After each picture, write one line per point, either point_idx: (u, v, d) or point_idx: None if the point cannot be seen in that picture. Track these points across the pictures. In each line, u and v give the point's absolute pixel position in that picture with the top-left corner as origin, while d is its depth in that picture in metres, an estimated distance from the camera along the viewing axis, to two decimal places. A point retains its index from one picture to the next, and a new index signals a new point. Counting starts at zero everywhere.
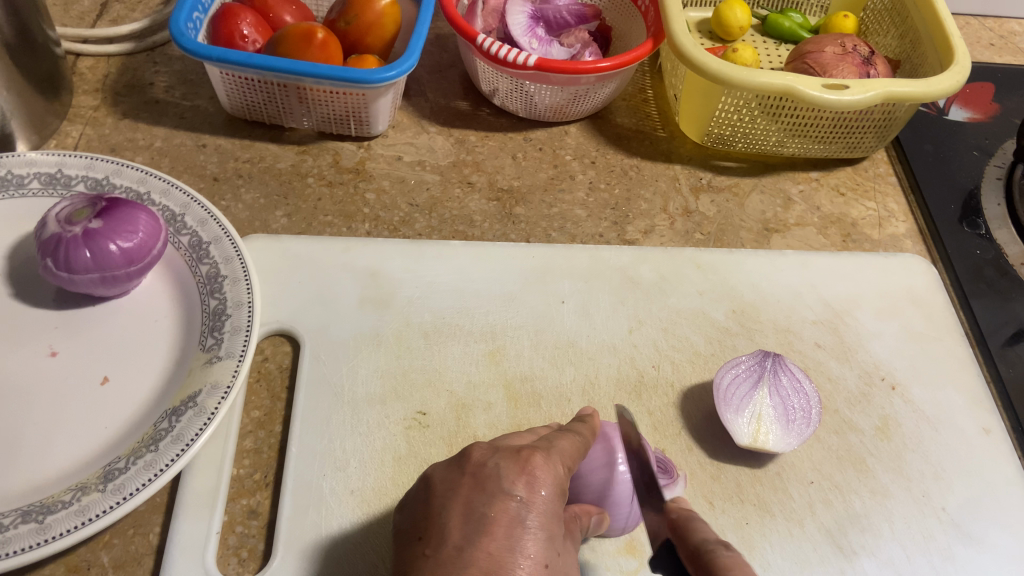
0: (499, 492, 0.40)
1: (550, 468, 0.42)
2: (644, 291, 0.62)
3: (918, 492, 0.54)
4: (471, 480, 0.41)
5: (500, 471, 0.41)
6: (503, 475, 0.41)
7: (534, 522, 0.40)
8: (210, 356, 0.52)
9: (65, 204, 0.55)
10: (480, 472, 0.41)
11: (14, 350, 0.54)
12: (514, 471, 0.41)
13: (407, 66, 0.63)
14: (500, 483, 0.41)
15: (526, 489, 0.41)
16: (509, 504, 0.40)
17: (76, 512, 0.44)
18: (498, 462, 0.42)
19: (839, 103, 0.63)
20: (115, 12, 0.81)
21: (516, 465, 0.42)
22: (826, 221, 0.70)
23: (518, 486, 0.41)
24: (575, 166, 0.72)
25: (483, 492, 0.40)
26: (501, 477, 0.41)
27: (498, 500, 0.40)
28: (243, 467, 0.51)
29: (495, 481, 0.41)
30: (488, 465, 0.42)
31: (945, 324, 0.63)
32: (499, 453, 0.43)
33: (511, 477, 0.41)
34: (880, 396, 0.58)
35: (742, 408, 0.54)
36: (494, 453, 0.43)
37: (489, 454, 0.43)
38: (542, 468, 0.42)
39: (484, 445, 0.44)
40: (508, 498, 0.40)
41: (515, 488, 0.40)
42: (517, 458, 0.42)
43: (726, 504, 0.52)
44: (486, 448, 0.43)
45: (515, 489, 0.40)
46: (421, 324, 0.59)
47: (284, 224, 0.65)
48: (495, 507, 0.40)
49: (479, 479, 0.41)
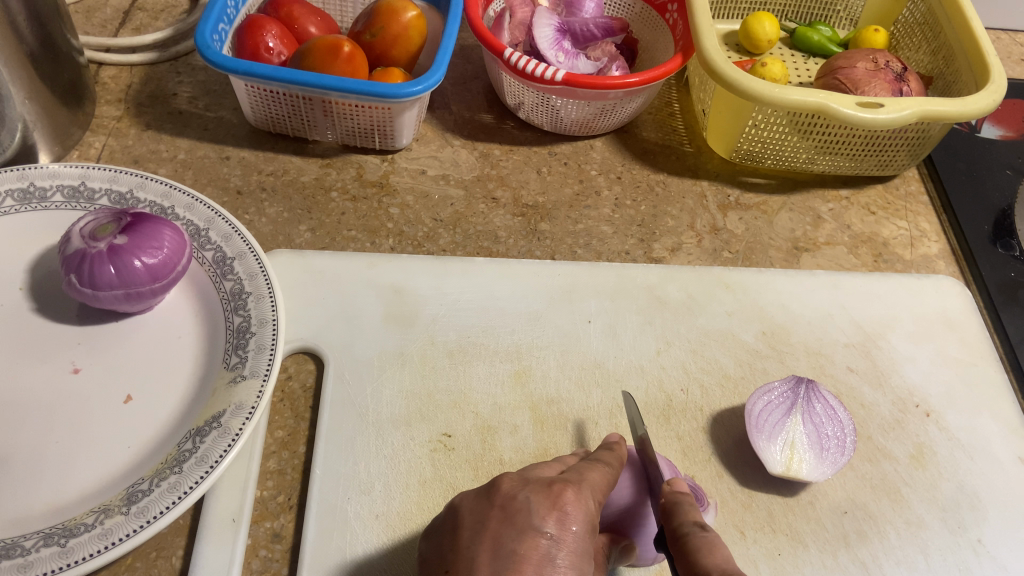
0: (529, 528, 0.39)
1: (581, 503, 0.42)
2: (672, 311, 0.61)
3: (955, 523, 0.53)
4: (500, 513, 0.40)
5: (531, 505, 0.41)
6: (533, 510, 0.40)
7: (564, 561, 0.39)
8: (234, 375, 0.51)
9: (90, 219, 0.54)
10: (510, 505, 0.41)
11: (37, 367, 0.53)
12: (545, 505, 0.41)
13: (433, 81, 0.63)
14: (530, 518, 0.40)
15: (557, 525, 0.40)
16: (540, 541, 0.39)
17: (99, 535, 0.43)
18: (528, 496, 0.41)
19: (873, 122, 0.62)
20: (138, 21, 0.80)
21: (546, 500, 0.41)
22: (857, 240, 0.69)
23: (549, 522, 0.40)
24: (600, 182, 0.72)
25: (512, 526, 0.39)
26: (532, 512, 0.40)
27: (528, 536, 0.39)
28: (267, 489, 0.51)
29: (525, 516, 0.40)
30: (518, 499, 0.41)
31: (978, 349, 0.62)
32: (529, 486, 0.42)
33: (542, 513, 0.40)
34: (914, 423, 0.57)
35: (774, 436, 0.53)
36: (524, 486, 0.42)
37: (518, 487, 0.42)
38: (574, 503, 0.41)
39: (513, 477, 0.43)
40: (538, 535, 0.39)
41: (546, 525, 0.40)
42: (547, 492, 0.41)
43: (758, 534, 0.51)
44: (515, 480, 0.43)
45: (546, 525, 0.40)
46: (446, 343, 0.58)
47: (307, 239, 0.64)
48: (526, 544, 0.39)
49: (508, 512, 0.40)
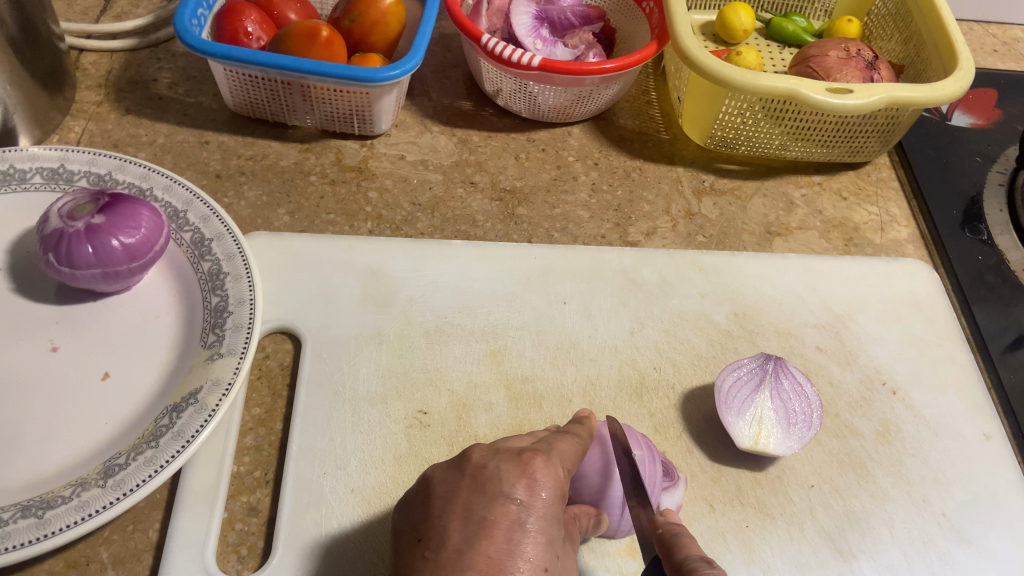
0: (499, 495, 0.40)
1: (551, 471, 0.42)
2: (646, 294, 0.62)
3: (919, 496, 0.54)
4: (470, 481, 0.41)
5: (500, 473, 0.41)
6: (503, 477, 0.41)
7: (534, 526, 0.40)
8: (211, 353, 0.52)
9: (68, 198, 0.55)
10: (480, 474, 0.41)
11: (15, 345, 0.54)
12: (514, 473, 0.41)
13: (411, 65, 0.63)
14: (501, 485, 0.41)
15: (527, 492, 0.41)
16: (510, 508, 0.40)
17: (76, 507, 0.44)
18: (498, 464, 0.42)
19: (843, 107, 0.63)
20: (119, 9, 0.81)
21: (517, 467, 0.42)
22: (829, 225, 0.70)
23: (518, 488, 0.41)
24: (577, 167, 0.72)
25: (483, 494, 0.40)
26: (502, 479, 0.41)
27: (499, 502, 0.40)
28: (243, 464, 0.51)
29: (495, 483, 0.41)
30: (489, 468, 0.42)
31: (945, 329, 0.63)
32: (500, 456, 0.42)
33: (511, 480, 0.41)
34: (881, 401, 0.58)
35: (743, 411, 0.54)
36: (495, 455, 0.42)
37: (489, 456, 0.43)
38: (543, 471, 0.42)
39: (484, 447, 0.44)
40: (508, 502, 0.40)
41: (516, 491, 0.40)
42: (517, 461, 0.42)
43: (727, 507, 0.52)
44: (486, 450, 0.43)
45: (516, 492, 0.40)
46: (423, 323, 0.59)
47: (286, 222, 0.65)
48: (496, 510, 0.40)
49: (479, 480, 0.41)
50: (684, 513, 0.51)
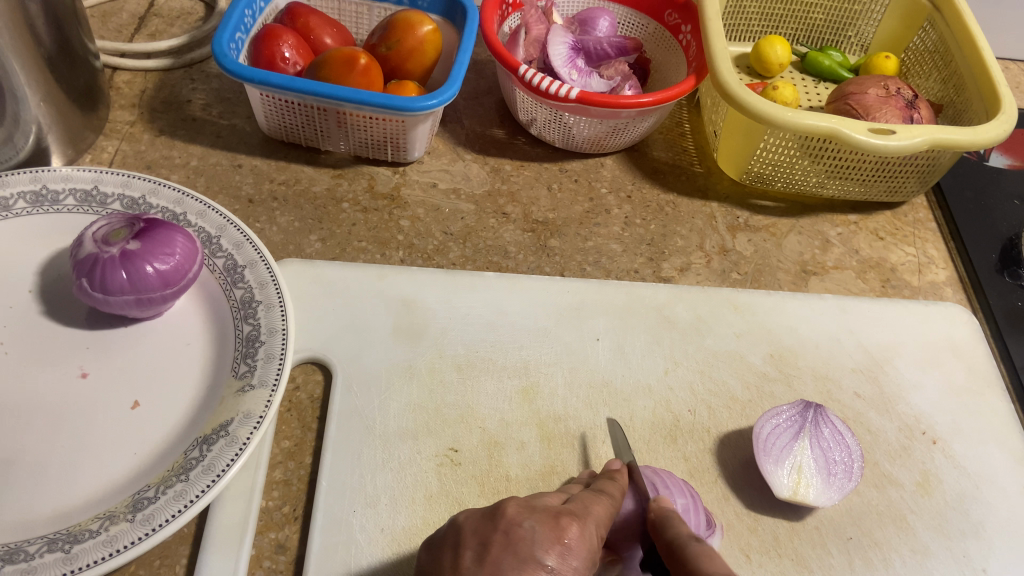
0: (531, 559, 0.39)
1: (585, 539, 0.41)
2: (680, 332, 0.61)
3: (960, 552, 0.53)
4: (503, 538, 0.40)
5: (534, 534, 0.40)
6: (537, 540, 0.40)
7: None
8: (243, 384, 0.51)
9: (103, 223, 0.55)
10: (513, 531, 0.40)
11: (45, 369, 0.53)
12: (549, 537, 0.40)
13: (448, 95, 0.63)
14: (533, 549, 0.39)
15: (558, 559, 0.40)
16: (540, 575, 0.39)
17: (104, 542, 0.43)
18: (533, 524, 0.41)
19: (885, 148, 0.62)
20: (153, 27, 0.81)
21: (551, 532, 0.41)
22: (865, 265, 0.69)
23: (550, 555, 0.39)
24: (610, 200, 0.72)
25: (514, 555, 0.39)
26: (536, 542, 0.40)
27: (530, 567, 0.39)
28: (272, 499, 0.51)
29: (528, 545, 0.40)
30: (523, 526, 0.41)
31: (986, 377, 0.62)
32: (536, 515, 0.41)
33: (545, 545, 0.40)
34: (920, 450, 0.57)
35: (781, 460, 0.53)
36: (530, 514, 0.41)
37: (525, 513, 0.42)
38: (577, 539, 0.41)
39: (519, 502, 0.43)
40: (539, 568, 0.39)
41: (547, 558, 0.39)
42: (553, 523, 0.41)
43: (763, 558, 0.50)
44: (522, 505, 0.42)
45: (548, 558, 0.39)
46: (454, 357, 0.58)
47: (317, 249, 0.64)
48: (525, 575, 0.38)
49: (512, 538, 0.40)
50: None
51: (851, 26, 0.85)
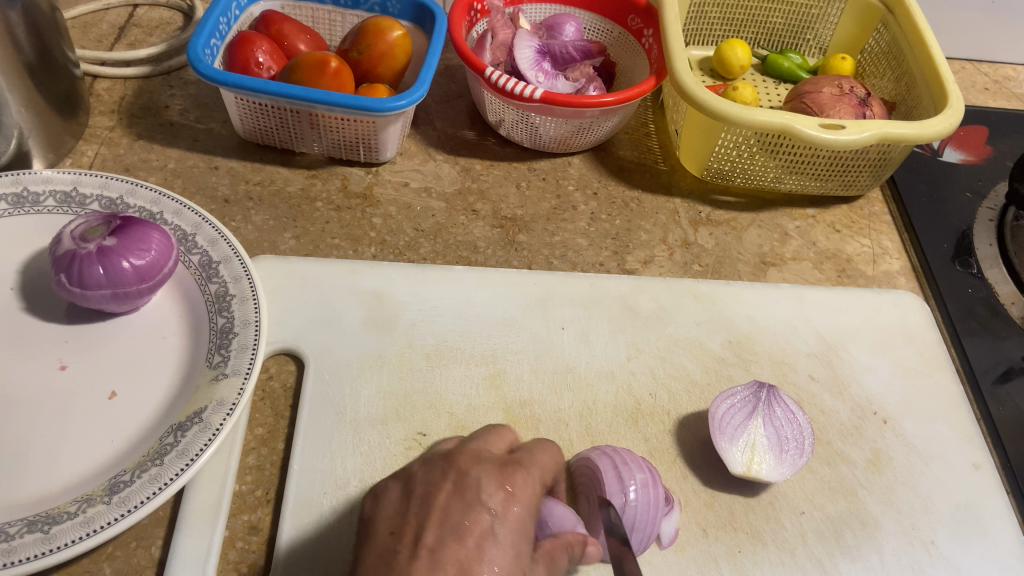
0: (475, 503, 0.44)
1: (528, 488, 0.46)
2: (643, 320, 0.63)
3: (909, 524, 0.55)
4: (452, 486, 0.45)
5: (480, 482, 0.45)
6: (482, 486, 0.45)
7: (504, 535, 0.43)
8: (217, 373, 0.53)
9: (80, 222, 0.56)
10: (461, 480, 0.46)
11: (25, 363, 0.55)
12: (494, 483, 0.45)
13: (416, 96, 0.65)
14: (479, 494, 0.45)
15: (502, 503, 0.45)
16: (484, 516, 0.44)
17: (82, 523, 0.45)
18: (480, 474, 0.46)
19: (835, 142, 0.65)
20: (132, 36, 0.83)
21: (497, 478, 0.46)
22: (822, 256, 0.72)
23: (494, 499, 0.45)
24: (577, 197, 0.74)
25: (461, 500, 0.44)
26: (480, 488, 0.45)
27: (474, 510, 0.44)
28: (245, 484, 0.52)
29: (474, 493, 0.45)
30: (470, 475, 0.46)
31: (936, 360, 0.64)
32: (483, 465, 0.47)
33: (490, 490, 0.45)
34: (872, 430, 0.59)
35: (736, 437, 0.55)
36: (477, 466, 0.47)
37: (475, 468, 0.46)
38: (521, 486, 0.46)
39: (467, 456, 0.48)
40: (483, 511, 0.44)
41: (491, 501, 0.44)
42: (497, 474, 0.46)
43: (720, 532, 0.53)
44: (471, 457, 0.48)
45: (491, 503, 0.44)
46: (424, 347, 0.60)
47: (291, 246, 0.66)
48: (471, 518, 0.44)
49: (460, 487, 0.45)
50: (678, 539, 0.52)
51: (809, 30, 0.88)
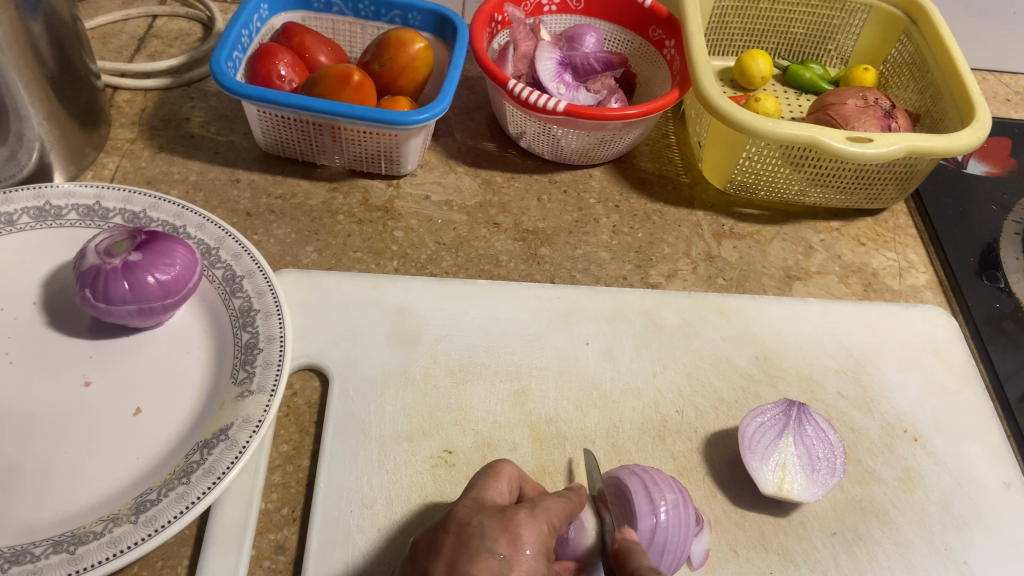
0: (482, 550, 0.40)
1: (534, 526, 0.42)
2: (668, 336, 0.63)
3: (941, 545, 0.54)
4: (455, 540, 0.41)
5: (484, 529, 0.41)
6: (486, 533, 0.41)
7: None
8: (242, 390, 0.52)
9: (105, 236, 0.56)
10: (464, 531, 0.42)
11: (49, 379, 0.55)
12: (498, 529, 0.41)
13: (439, 109, 0.65)
14: (484, 541, 0.41)
15: (510, 546, 0.41)
16: (492, 562, 0.40)
17: (108, 543, 0.44)
18: (482, 521, 0.42)
19: (862, 156, 0.64)
20: (152, 48, 0.83)
21: (500, 524, 0.42)
22: (847, 270, 0.71)
23: (501, 544, 0.41)
24: (599, 210, 0.74)
25: (467, 551, 0.40)
26: (485, 535, 0.41)
27: (481, 557, 0.40)
28: (271, 502, 0.52)
29: (478, 540, 0.41)
30: (472, 524, 0.42)
31: (965, 376, 0.63)
32: (483, 513, 0.43)
33: (495, 535, 0.41)
34: (902, 447, 0.59)
35: (766, 456, 0.54)
36: (478, 512, 0.43)
37: (473, 513, 0.43)
38: (527, 526, 0.42)
39: (468, 503, 0.44)
40: (491, 557, 0.40)
41: (498, 546, 0.41)
42: (501, 518, 0.42)
43: (750, 553, 0.52)
44: (470, 507, 0.44)
45: (498, 547, 0.40)
46: (448, 362, 0.60)
47: (313, 260, 0.66)
48: (478, 565, 0.39)
49: (463, 538, 0.41)
50: (709, 559, 0.51)
51: (831, 40, 0.88)
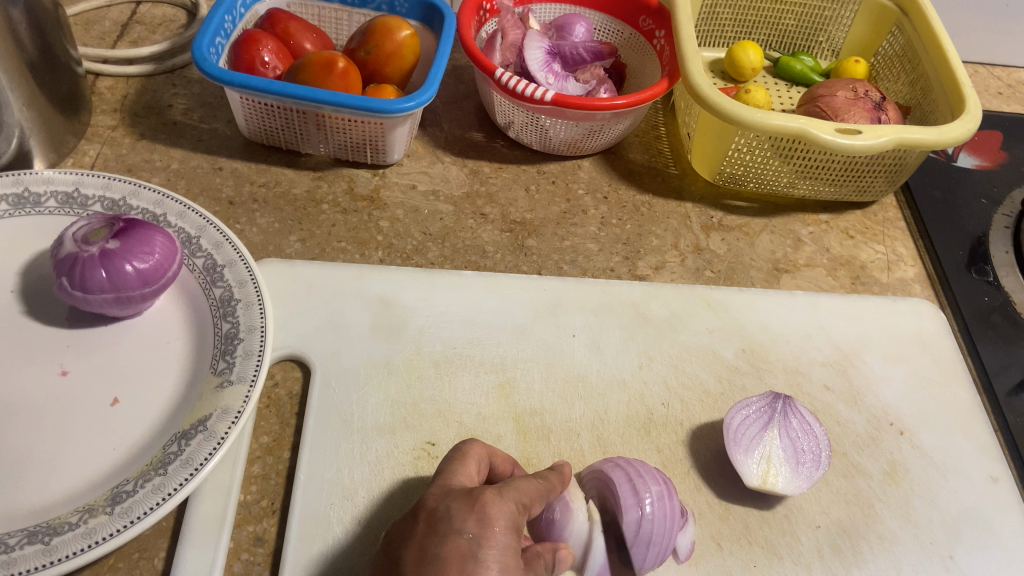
0: (450, 532, 0.40)
1: (503, 505, 0.42)
2: (655, 328, 0.62)
3: (926, 538, 0.54)
4: (425, 525, 0.41)
5: (451, 511, 0.41)
6: (454, 515, 0.40)
7: (488, 559, 0.39)
8: (221, 380, 0.52)
9: (83, 223, 0.55)
10: (432, 516, 0.41)
11: (25, 368, 0.54)
12: (465, 509, 0.41)
13: (425, 97, 0.64)
14: (451, 522, 0.40)
15: (477, 526, 0.40)
16: (460, 542, 0.39)
17: (83, 534, 0.44)
18: (449, 505, 0.41)
19: (851, 148, 0.64)
20: (136, 34, 0.82)
21: (467, 505, 0.41)
22: (835, 263, 0.71)
23: (469, 524, 0.40)
24: (587, 201, 0.73)
25: (436, 533, 0.40)
26: (452, 517, 0.40)
27: (449, 539, 0.39)
28: (250, 493, 0.51)
29: (446, 522, 0.40)
30: (440, 509, 0.41)
31: (952, 370, 0.63)
32: (452, 496, 0.42)
33: (462, 516, 0.40)
34: (889, 441, 0.58)
35: (752, 449, 0.54)
36: (446, 497, 0.42)
37: (441, 498, 0.42)
38: (495, 506, 0.41)
39: (436, 490, 0.43)
40: (458, 536, 0.39)
41: (466, 527, 0.40)
42: (468, 498, 0.42)
43: (734, 546, 0.51)
44: (439, 492, 0.43)
45: (467, 526, 0.40)
46: (432, 353, 0.59)
47: (297, 250, 0.65)
48: (446, 547, 0.39)
49: (432, 523, 0.41)
50: (694, 553, 0.51)
51: (822, 32, 0.87)
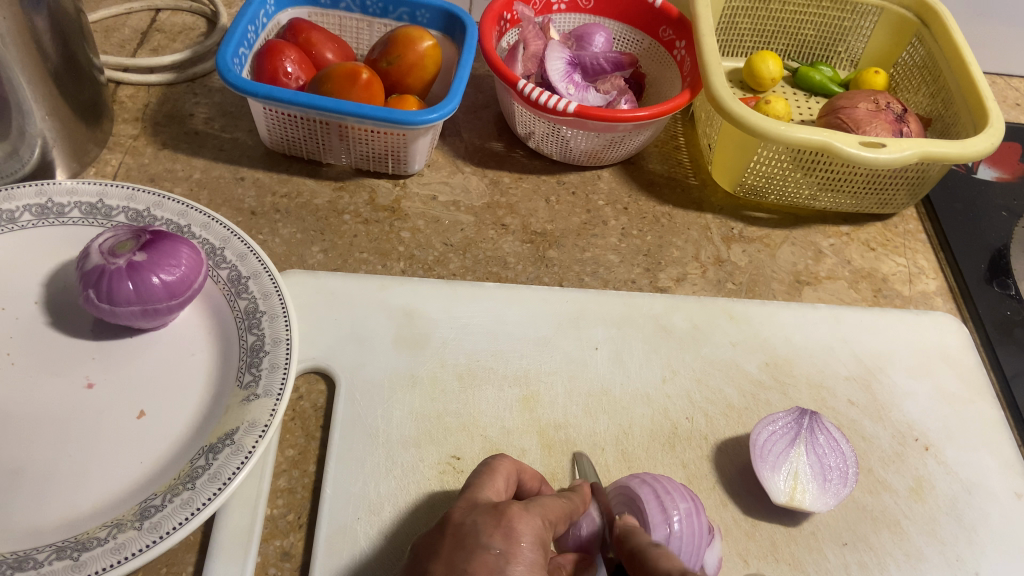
0: (477, 547, 0.39)
1: (529, 520, 0.41)
2: (678, 341, 0.62)
3: (953, 555, 0.54)
4: (451, 539, 0.41)
5: (477, 526, 0.41)
6: (480, 529, 0.40)
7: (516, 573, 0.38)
8: (248, 394, 0.52)
9: (109, 235, 0.55)
10: (458, 531, 0.41)
11: (51, 381, 0.54)
12: (491, 523, 0.41)
13: (448, 109, 0.64)
14: (478, 537, 0.40)
15: (504, 540, 0.40)
16: (487, 557, 0.39)
17: (113, 549, 0.44)
18: (475, 519, 0.41)
19: (876, 161, 0.63)
20: (155, 42, 0.82)
21: (493, 519, 0.41)
22: (857, 276, 0.70)
23: (495, 539, 0.40)
24: (607, 212, 0.73)
25: (462, 549, 0.40)
26: (479, 532, 0.40)
27: (476, 554, 0.39)
28: (277, 507, 0.51)
29: (473, 537, 0.40)
30: (466, 524, 0.41)
31: (976, 385, 0.63)
32: (477, 510, 0.42)
33: (488, 531, 0.40)
34: (914, 456, 0.58)
35: (778, 466, 0.54)
36: (472, 511, 0.42)
37: (467, 513, 0.42)
38: (522, 520, 0.41)
39: (462, 504, 0.43)
40: (485, 552, 0.39)
41: (493, 541, 0.40)
42: (493, 512, 0.41)
43: (762, 563, 0.51)
44: (465, 507, 0.43)
45: (493, 542, 0.40)
46: (456, 366, 0.59)
47: (319, 260, 0.65)
48: (474, 563, 0.39)
49: (458, 537, 0.41)
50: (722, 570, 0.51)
51: (841, 42, 0.87)
